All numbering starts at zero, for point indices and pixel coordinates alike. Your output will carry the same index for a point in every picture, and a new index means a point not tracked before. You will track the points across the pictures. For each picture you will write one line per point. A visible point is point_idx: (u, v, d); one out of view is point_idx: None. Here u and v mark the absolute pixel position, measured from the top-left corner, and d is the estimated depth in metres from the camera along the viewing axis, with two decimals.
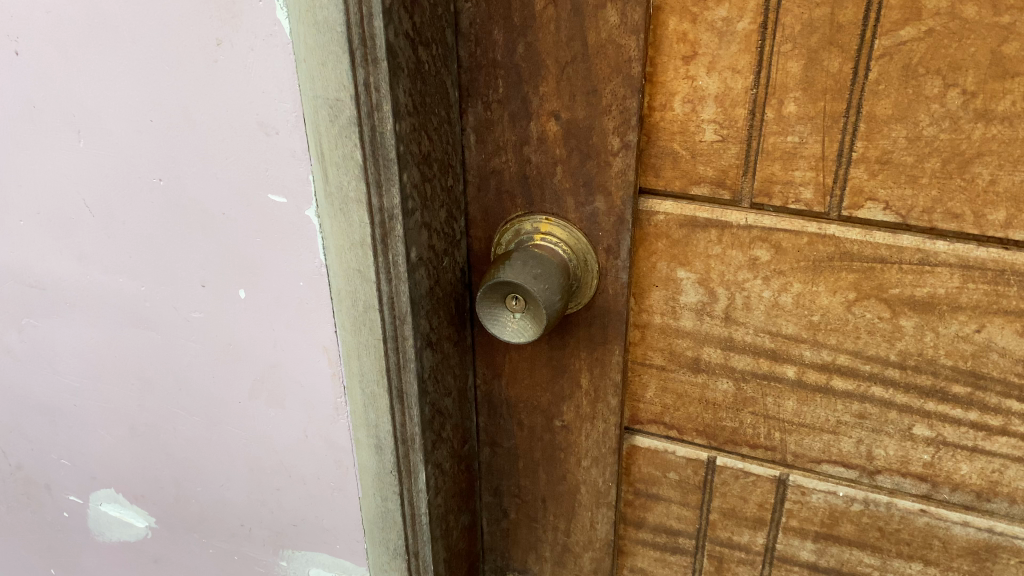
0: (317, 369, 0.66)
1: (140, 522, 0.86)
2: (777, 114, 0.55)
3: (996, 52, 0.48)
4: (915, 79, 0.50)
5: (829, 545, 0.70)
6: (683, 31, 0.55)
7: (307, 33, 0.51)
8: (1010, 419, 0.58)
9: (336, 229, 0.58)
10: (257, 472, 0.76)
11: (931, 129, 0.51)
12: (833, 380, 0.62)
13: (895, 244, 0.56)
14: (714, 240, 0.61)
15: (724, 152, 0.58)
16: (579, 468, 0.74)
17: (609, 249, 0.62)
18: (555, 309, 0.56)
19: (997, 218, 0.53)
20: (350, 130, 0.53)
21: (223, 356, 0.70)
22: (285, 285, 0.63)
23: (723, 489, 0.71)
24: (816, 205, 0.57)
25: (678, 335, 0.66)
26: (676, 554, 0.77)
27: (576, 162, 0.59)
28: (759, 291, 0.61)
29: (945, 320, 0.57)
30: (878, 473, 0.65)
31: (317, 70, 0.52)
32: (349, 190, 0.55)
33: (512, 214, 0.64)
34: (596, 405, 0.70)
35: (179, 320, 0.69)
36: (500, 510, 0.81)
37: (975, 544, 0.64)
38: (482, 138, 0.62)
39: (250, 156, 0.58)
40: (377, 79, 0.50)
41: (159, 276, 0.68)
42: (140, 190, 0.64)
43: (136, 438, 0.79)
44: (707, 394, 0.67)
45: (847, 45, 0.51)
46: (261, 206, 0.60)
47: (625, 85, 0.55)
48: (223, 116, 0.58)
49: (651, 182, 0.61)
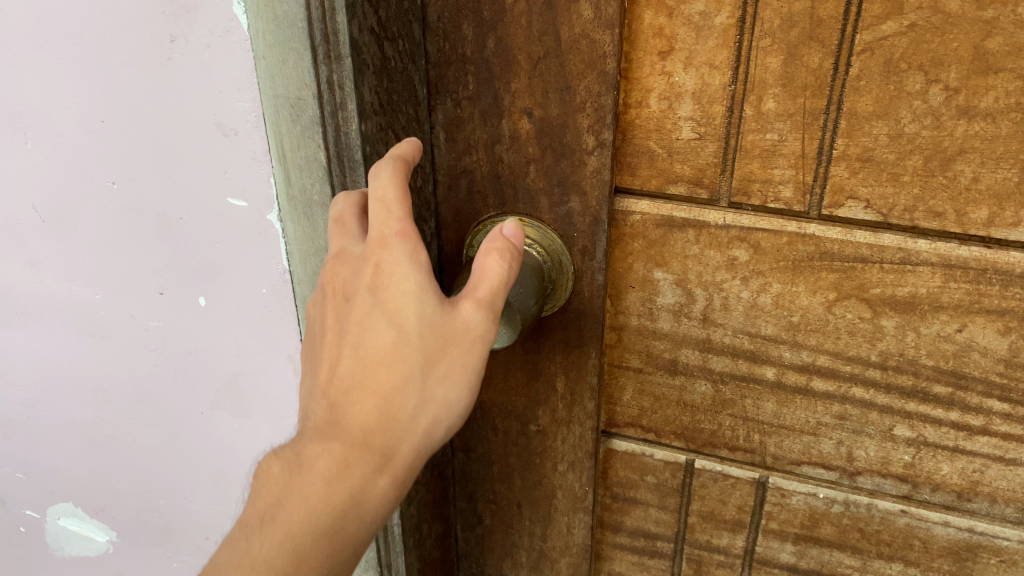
0: (282, 380, 0.64)
1: (100, 536, 0.83)
2: (755, 111, 0.53)
3: (979, 47, 0.47)
4: (898, 74, 0.49)
5: (809, 547, 0.69)
6: (659, 25, 0.53)
7: (266, 28, 0.49)
8: (990, 419, 0.58)
9: (299, 233, 0.56)
10: (223, 485, 0.73)
11: (913, 126, 0.50)
12: (813, 381, 0.61)
13: (876, 243, 0.55)
14: (692, 239, 0.59)
15: (702, 150, 0.56)
16: (556, 473, 0.72)
17: (585, 250, 0.60)
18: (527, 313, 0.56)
19: (979, 216, 0.52)
20: (313, 131, 0.50)
21: (184, 366, 0.67)
22: (247, 292, 0.61)
23: (701, 492, 0.70)
24: (796, 203, 0.56)
25: (655, 337, 0.65)
26: (654, 558, 0.76)
27: (550, 161, 0.58)
28: (737, 291, 0.60)
29: (926, 319, 0.56)
30: (859, 474, 0.64)
31: (276, 67, 0.50)
32: (312, 193, 0.53)
33: (484, 215, 0.62)
34: (572, 409, 0.68)
35: (137, 329, 0.67)
36: (474, 517, 0.79)
37: (955, 543, 0.64)
38: (452, 137, 0.60)
39: (208, 158, 0.56)
40: (342, 77, 0.48)
41: (116, 283, 0.65)
42: (93, 193, 0.61)
43: (95, 450, 0.76)
44: (685, 396, 0.66)
45: (828, 40, 0.49)
46: (221, 211, 0.58)
47: (600, 81, 0.53)
48: (179, 116, 0.55)
49: (627, 180, 0.60)
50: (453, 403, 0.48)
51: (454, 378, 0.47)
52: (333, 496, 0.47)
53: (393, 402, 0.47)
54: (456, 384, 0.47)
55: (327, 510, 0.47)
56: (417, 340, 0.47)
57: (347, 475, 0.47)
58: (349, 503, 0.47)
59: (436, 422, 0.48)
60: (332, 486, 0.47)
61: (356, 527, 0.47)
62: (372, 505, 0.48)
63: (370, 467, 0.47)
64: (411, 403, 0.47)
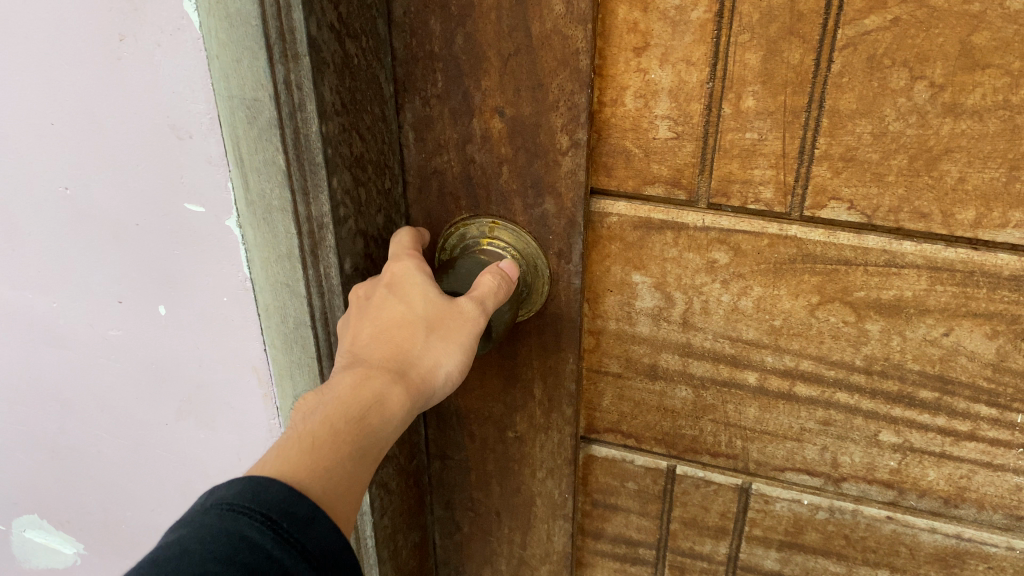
0: (248, 391, 0.62)
1: (67, 548, 0.81)
2: (734, 109, 0.51)
3: (966, 42, 0.45)
4: (881, 71, 0.47)
5: (794, 554, 0.68)
6: (634, 20, 0.51)
7: (218, 26, 0.46)
8: (978, 424, 0.56)
9: (260, 240, 0.54)
10: (191, 498, 0.71)
11: (897, 124, 0.48)
12: (796, 386, 0.60)
13: (860, 245, 0.53)
14: (670, 242, 0.57)
15: (679, 149, 0.54)
16: (534, 481, 0.70)
17: (561, 253, 0.58)
18: (502, 318, 0.55)
19: (966, 217, 0.50)
20: (271, 133, 0.48)
21: (147, 375, 0.65)
22: (208, 300, 0.59)
23: (683, 498, 0.68)
24: (777, 204, 0.54)
25: (634, 342, 0.63)
26: (636, 565, 0.74)
27: (523, 161, 0.55)
28: (718, 295, 0.58)
29: (912, 323, 0.54)
30: (844, 480, 0.62)
31: (231, 67, 0.47)
32: (272, 198, 0.51)
33: (456, 217, 0.60)
34: (550, 415, 0.66)
35: (97, 338, 0.64)
36: (452, 524, 0.77)
37: (942, 550, 0.62)
38: (421, 137, 0.58)
39: (162, 162, 0.54)
40: (300, 76, 0.46)
41: (72, 291, 0.62)
42: (46, 200, 0.58)
43: (58, 462, 0.74)
44: (665, 402, 0.64)
45: (808, 35, 0.47)
46: (178, 217, 0.56)
47: (573, 79, 0.51)
48: (130, 118, 0.52)
49: (603, 181, 0.58)
50: (455, 352, 0.49)
51: (457, 331, 0.50)
52: (353, 397, 0.46)
53: (404, 343, 0.49)
54: (461, 334, 0.50)
55: (350, 407, 0.46)
56: (425, 301, 0.51)
57: (365, 385, 0.47)
58: (370, 404, 0.46)
59: (439, 369, 0.49)
60: (355, 391, 0.47)
61: (376, 429, 0.46)
62: (387, 420, 0.47)
63: (385, 382, 0.48)
64: (418, 345, 0.49)
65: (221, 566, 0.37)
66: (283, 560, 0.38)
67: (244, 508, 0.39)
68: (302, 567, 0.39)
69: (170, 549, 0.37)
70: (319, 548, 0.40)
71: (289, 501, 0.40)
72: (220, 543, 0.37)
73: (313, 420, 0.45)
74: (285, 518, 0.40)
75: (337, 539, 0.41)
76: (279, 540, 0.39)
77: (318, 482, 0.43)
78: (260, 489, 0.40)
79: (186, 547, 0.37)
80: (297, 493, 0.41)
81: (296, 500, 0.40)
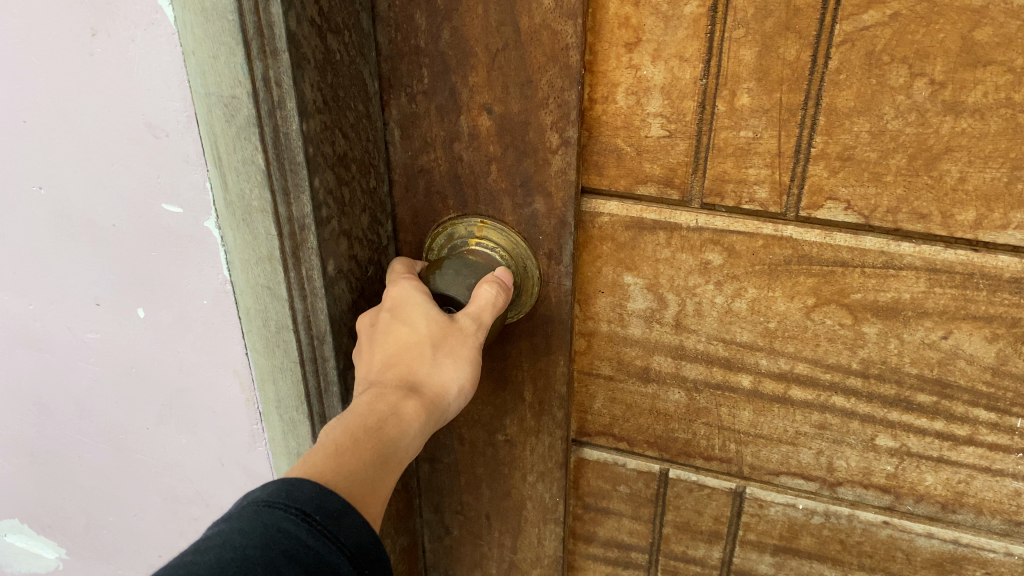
0: (229, 396, 0.61)
1: (48, 553, 0.80)
2: (729, 107, 0.50)
3: (967, 38, 0.43)
4: (880, 68, 0.46)
5: (788, 558, 0.66)
6: (625, 15, 0.49)
7: (194, 21, 0.45)
8: (977, 428, 0.55)
9: (240, 241, 0.52)
10: (173, 502, 0.71)
11: (896, 123, 0.47)
12: (791, 389, 0.58)
13: (857, 246, 0.51)
14: (663, 242, 0.56)
15: (672, 148, 0.52)
16: (525, 484, 0.69)
17: (551, 254, 0.57)
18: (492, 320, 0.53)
19: (966, 218, 0.48)
20: (250, 132, 0.47)
21: (127, 379, 0.64)
22: (187, 303, 0.57)
23: (676, 502, 0.67)
24: (772, 204, 0.52)
25: (626, 344, 0.61)
26: (628, 569, 0.73)
27: (512, 160, 0.54)
28: (712, 296, 0.57)
29: (910, 326, 0.53)
30: (839, 485, 0.61)
31: (207, 64, 0.46)
32: (252, 198, 0.49)
33: (443, 217, 0.59)
34: (541, 418, 0.65)
35: (74, 341, 0.63)
36: (441, 528, 0.76)
37: (939, 555, 0.61)
38: (407, 134, 0.56)
39: (137, 162, 0.52)
40: (279, 73, 0.44)
41: (49, 294, 0.61)
42: (20, 200, 0.57)
43: (38, 466, 0.73)
44: (658, 405, 0.63)
45: (805, 30, 0.46)
46: (155, 217, 0.54)
47: (563, 75, 0.49)
48: (104, 117, 0.51)
49: (594, 180, 0.56)
50: (462, 366, 0.50)
51: (461, 346, 0.50)
52: (369, 410, 0.47)
53: (412, 361, 0.50)
54: (465, 348, 0.50)
55: (367, 418, 0.46)
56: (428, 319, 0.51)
57: (380, 399, 0.48)
58: (386, 415, 0.47)
59: (448, 384, 0.50)
60: (371, 404, 0.47)
61: (394, 437, 0.46)
62: (405, 431, 0.47)
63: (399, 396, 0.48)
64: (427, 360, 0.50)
65: (260, 555, 0.37)
66: (319, 550, 0.39)
67: (280, 503, 0.40)
68: (337, 557, 0.39)
69: (212, 541, 0.38)
70: (352, 540, 0.40)
71: (322, 497, 0.41)
72: (258, 536, 0.38)
73: (333, 431, 0.45)
74: (319, 512, 0.40)
75: (369, 533, 0.41)
76: (314, 532, 0.39)
77: (345, 483, 0.43)
78: (293, 487, 0.41)
79: (227, 539, 0.38)
80: (328, 490, 0.41)
81: (327, 496, 0.41)
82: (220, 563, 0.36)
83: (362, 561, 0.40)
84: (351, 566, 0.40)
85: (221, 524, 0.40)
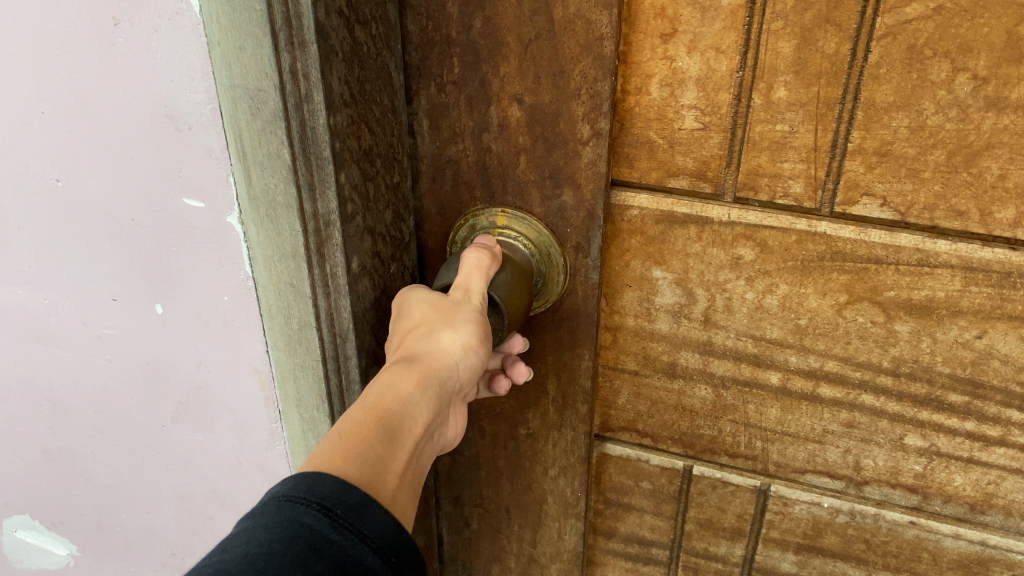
0: (248, 393, 0.62)
1: (59, 549, 0.81)
2: (765, 99, 0.49)
3: (1012, 32, 0.42)
4: (921, 62, 0.45)
5: (812, 557, 0.66)
6: (661, 5, 0.49)
7: (220, 11, 0.44)
8: (1009, 429, 0.54)
9: (263, 237, 0.52)
10: (188, 501, 0.72)
11: (936, 118, 0.46)
12: (820, 387, 0.58)
13: (892, 243, 0.51)
14: (693, 237, 0.55)
15: (706, 141, 0.52)
16: (546, 478, 0.69)
17: (579, 247, 0.56)
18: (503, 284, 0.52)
19: (1005, 216, 0.48)
20: (276, 125, 0.46)
21: (144, 373, 0.64)
22: (206, 300, 0.58)
23: (699, 499, 0.67)
24: (807, 199, 0.51)
25: (653, 339, 0.61)
26: (648, 565, 0.73)
27: (541, 152, 0.53)
28: (742, 292, 0.56)
29: (943, 325, 0.52)
30: (865, 484, 0.61)
31: (232, 55, 0.45)
32: (276, 194, 0.49)
33: (469, 208, 0.58)
34: (564, 412, 0.64)
35: (90, 336, 0.63)
36: (460, 521, 0.75)
37: (966, 556, 0.60)
38: (436, 125, 0.55)
39: (158, 156, 0.52)
40: (307, 65, 0.44)
41: (65, 289, 0.61)
42: (36, 192, 0.57)
43: (51, 462, 0.74)
44: (683, 401, 0.62)
45: (846, 23, 0.45)
46: (177, 211, 0.54)
47: (597, 66, 0.49)
48: (125, 108, 0.51)
49: (624, 173, 0.56)
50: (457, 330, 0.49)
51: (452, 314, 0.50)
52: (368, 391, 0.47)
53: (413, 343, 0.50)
54: (456, 312, 0.50)
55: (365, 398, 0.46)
56: (422, 304, 0.51)
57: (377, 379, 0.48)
58: (382, 389, 0.47)
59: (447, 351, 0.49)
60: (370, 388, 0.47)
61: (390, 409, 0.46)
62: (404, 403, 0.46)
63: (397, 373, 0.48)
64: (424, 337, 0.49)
65: (287, 550, 0.36)
66: (343, 544, 0.38)
67: (301, 499, 0.39)
68: (362, 549, 0.38)
69: (236, 540, 0.37)
70: (375, 532, 0.40)
71: (342, 491, 0.40)
72: (282, 531, 0.37)
73: (340, 420, 0.45)
74: (340, 506, 0.39)
75: (392, 524, 0.41)
76: (336, 526, 0.38)
77: (347, 457, 0.42)
78: (313, 482, 0.40)
79: (252, 536, 0.37)
80: (347, 484, 0.40)
81: (347, 490, 0.40)
82: (247, 559, 0.36)
83: (388, 552, 0.40)
84: (377, 558, 0.39)
85: (244, 521, 0.39)
